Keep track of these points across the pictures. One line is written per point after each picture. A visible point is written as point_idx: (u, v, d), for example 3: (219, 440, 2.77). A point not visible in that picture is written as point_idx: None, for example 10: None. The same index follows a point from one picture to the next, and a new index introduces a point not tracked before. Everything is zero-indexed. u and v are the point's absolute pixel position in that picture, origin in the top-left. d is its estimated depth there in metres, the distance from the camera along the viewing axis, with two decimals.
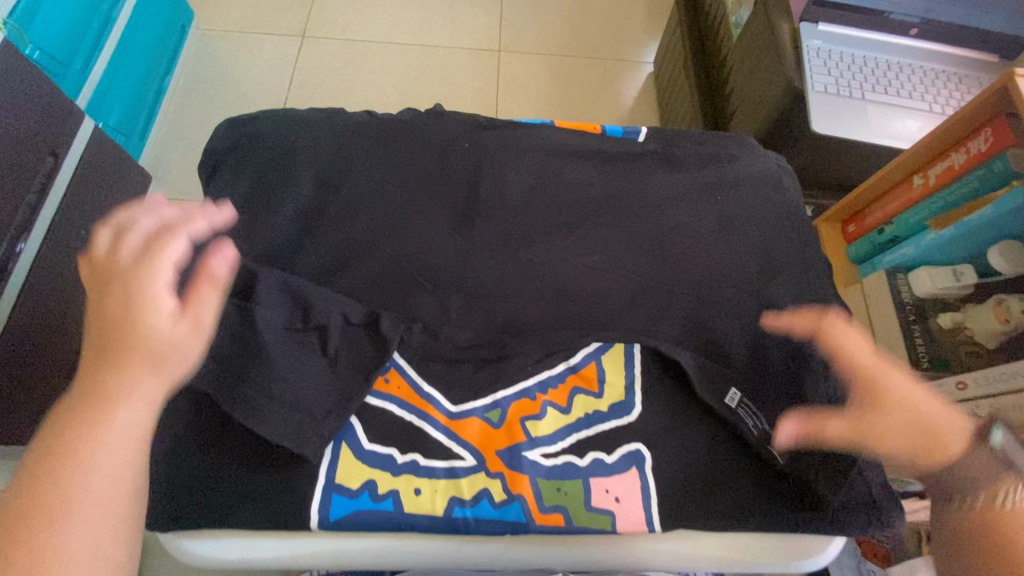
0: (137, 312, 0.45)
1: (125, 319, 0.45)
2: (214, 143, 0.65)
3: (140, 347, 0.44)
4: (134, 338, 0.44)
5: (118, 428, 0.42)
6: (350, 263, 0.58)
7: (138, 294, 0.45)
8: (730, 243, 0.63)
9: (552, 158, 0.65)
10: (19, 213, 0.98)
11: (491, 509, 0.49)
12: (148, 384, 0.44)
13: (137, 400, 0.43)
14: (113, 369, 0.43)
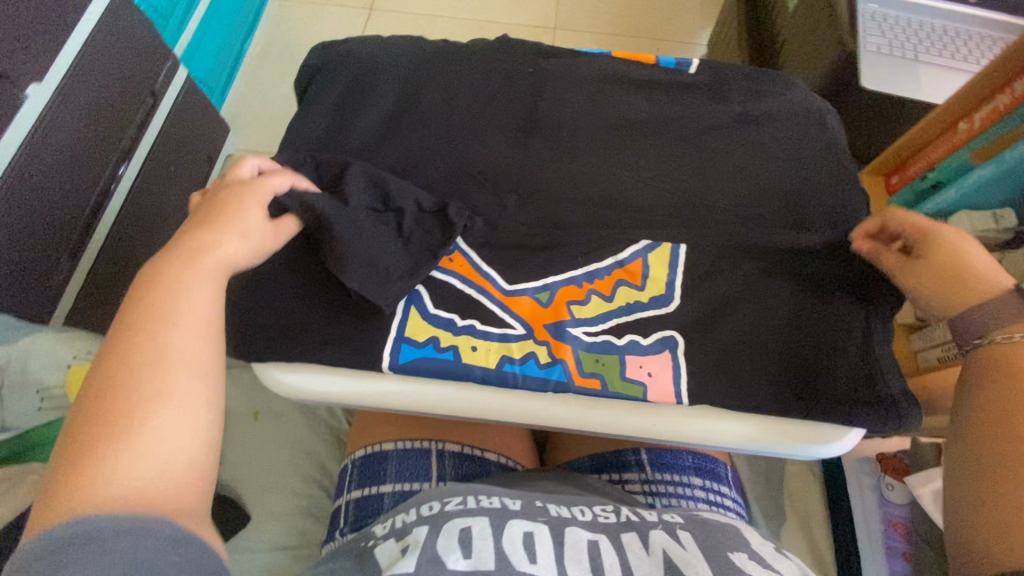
0: (234, 203, 0.52)
1: (231, 209, 0.51)
2: (307, 61, 0.74)
3: (238, 225, 0.51)
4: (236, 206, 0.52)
5: (205, 276, 0.46)
6: (422, 162, 0.65)
7: (233, 188, 0.53)
8: (773, 167, 0.67)
9: (607, 86, 0.71)
10: (122, 141, 1.11)
11: (537, 368, 0.55)
12: (232, 240, 0.49)
13: (225, 254, 0.48)
14: (225, 220, 0.50)
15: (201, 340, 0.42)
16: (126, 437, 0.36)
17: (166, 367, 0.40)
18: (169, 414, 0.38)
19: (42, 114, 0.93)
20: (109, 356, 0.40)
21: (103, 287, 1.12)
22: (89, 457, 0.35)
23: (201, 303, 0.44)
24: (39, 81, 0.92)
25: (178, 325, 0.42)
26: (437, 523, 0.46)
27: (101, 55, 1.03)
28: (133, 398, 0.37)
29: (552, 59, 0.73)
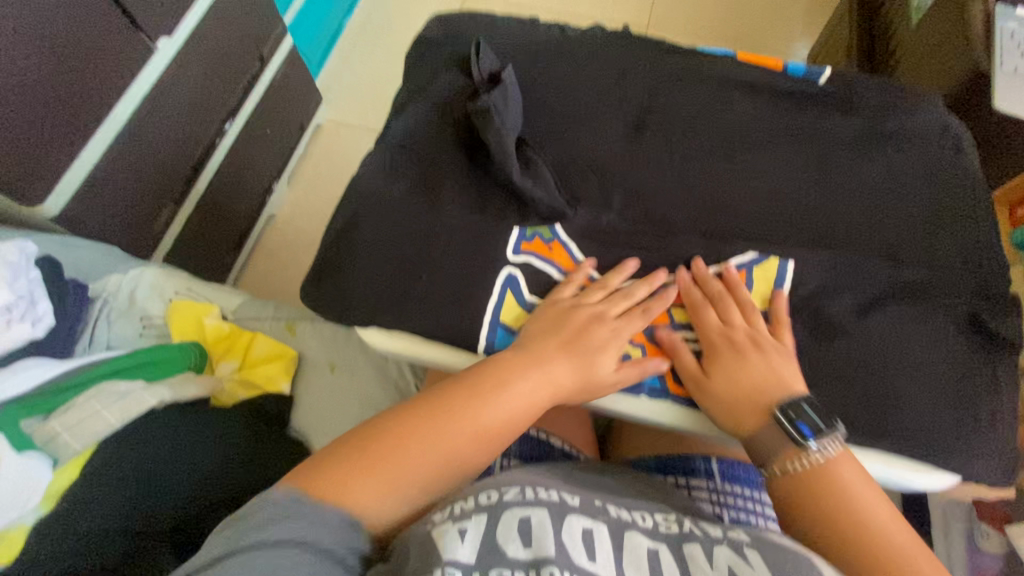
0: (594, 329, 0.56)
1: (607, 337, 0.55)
2: (425, 33, 0.75)
3: (605, 346, 0.55)
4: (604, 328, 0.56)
5: (527, 384, 0.52)
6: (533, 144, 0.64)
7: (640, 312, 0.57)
8: (900, 190, 0.62)
9: (726, 88, 0.68)
10: (230, 100, 1.17)
11: (631, 370, 0.55)
12: (539, 370, 0.53)
13: (524, 382, 0.52)
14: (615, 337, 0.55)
15: (480, 444, 0.49)
16: (376, 472, 0.45)
17: (422, 449, 0.47)
18: (401, 492, 0.46)
19: (166, 67, 1.00)
20: (449, 403, 0.50)
21: (197, 234, 1.18)
22: (350, 474, 0.45)
23: (486, 420, 0.50)
24: (170, 34, 0.99)
25: (481, 420, 0.50)
26: (496, 511, 0.44)
27: (225, 17, 1.10)
28: (410, 449, 0.47)
29: (670, 56, 0.71)
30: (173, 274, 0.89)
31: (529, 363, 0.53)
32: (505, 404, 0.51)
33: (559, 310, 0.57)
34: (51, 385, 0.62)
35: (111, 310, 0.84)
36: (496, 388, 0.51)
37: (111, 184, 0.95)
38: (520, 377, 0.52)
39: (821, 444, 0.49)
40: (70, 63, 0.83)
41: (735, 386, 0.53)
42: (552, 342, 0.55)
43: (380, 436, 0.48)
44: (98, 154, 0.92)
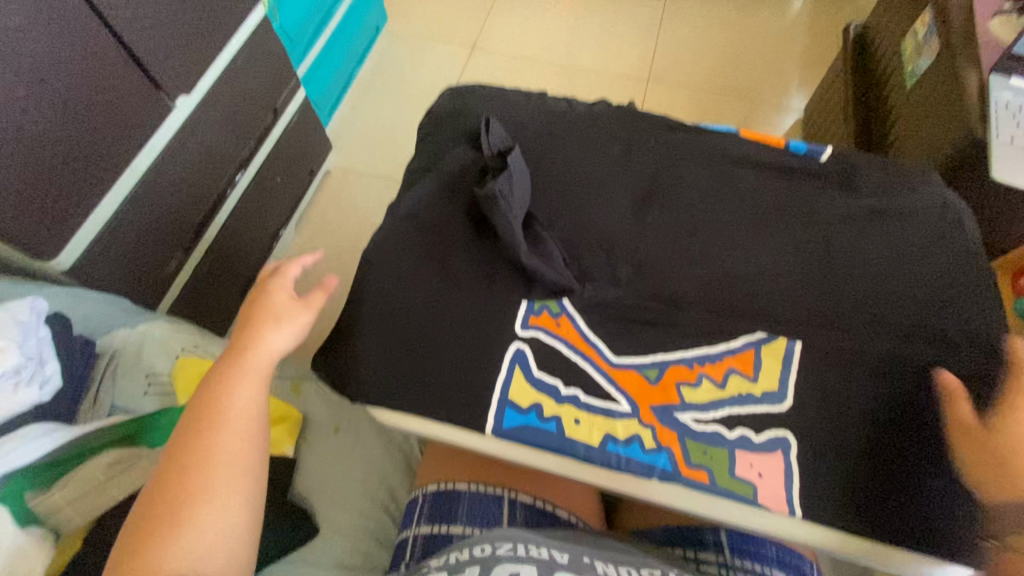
0: (274, 298, 0.57)
1: (271, 316, 0.56)
2: (437, 106, 0.78)
3: (268, 321, 0.55)
4: (272, 305, 0.56)
5: (255, 369, 0.51)
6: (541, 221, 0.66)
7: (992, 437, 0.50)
8: (902, 267, 0.64)
9: (729, 164, 0.70)
10: (243, 152, 1.20)
11: (641, 453, 0.54)
12: (277, 340, 0.54)
13: (268, 353, 0.53)
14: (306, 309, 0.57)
15: (243, 436, 0.47)
16: (187, 509, 0.42)
17: (211, 468, 0.44)
18: (210, 515, 0.43)
19: (182, 123, 1.03)
20: (180, 445, 0.46)
21: (205, 283, 1.19)
22: (150, 546, 0.40)
23: (246, 404, 0.49)
24: (187, 92, 1.02)
25: (228, 420, 0.48)
26: (489, 564, 0.48)
27: (241, 76, 1.14)
28: (185, 488, 0.43)
29: (674, 132, 0.73)
30: (182, 330, 0.91)
31: (237, 358, 0.52)
32: (242, 394, 0.49)
33: (242, 315, 0.57)
34: (50, 457, 0.60)
35: (119, 367, 0.83)
36: (223, 385, 0.50)
37: (123, 238, 0.97)
38: (250, 362, 0.52)
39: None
40: (91, 122, 0.86)
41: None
42: (253, 328, 0.54)
43: (158, 492, 0.43)
44: (112, 208, 0.94)
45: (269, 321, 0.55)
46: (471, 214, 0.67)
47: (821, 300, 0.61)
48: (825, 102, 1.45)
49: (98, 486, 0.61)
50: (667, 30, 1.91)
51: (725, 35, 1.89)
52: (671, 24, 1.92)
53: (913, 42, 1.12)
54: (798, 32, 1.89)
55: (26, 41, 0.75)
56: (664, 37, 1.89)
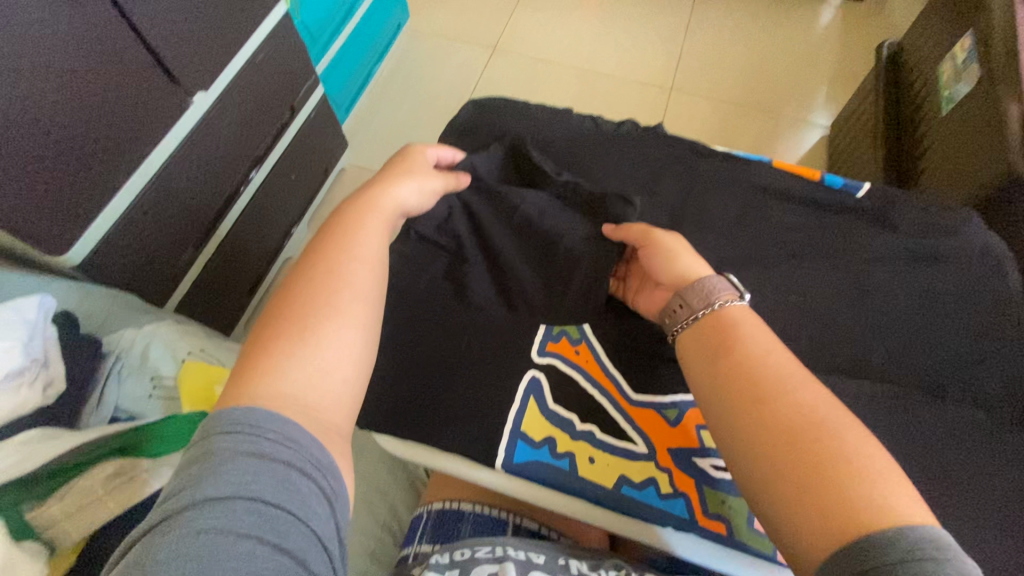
0: (412, 160, 0.63)
1: (405, 164, 0.62)
2: (459, 117, 0.75)
3: (398, 171, 0.61)
4: (403, 160, 0.63)
5: (382, 213, 0.56)
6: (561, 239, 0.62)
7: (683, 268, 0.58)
8: (937, 314, 0.61)
9: (758, 194, 0.68)
10: (259, 149, 1.18)
11: (657, 498, 0.52)
12: (402, 187, 0.59)
13: (394, 195, 0.58)
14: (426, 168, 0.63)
15: (370, 271, 0.51)
16: (308, 322, 0.46)
17: (341, 295, 0.48)
18: (337, 330, 0.46)
19: (200, 119, 1.02)
20: (315, 262, 0.51)
21: (215, 280, 1.18)
22: (269, 362, 0.43)
23: (371, 242, 0.53)
24: (205, 89, 1.01)
25: (356, 259, 0.51)
26: (468, 568, 0.52)
27: (261, 73, 1.13)
28: (313, 303, 0.47)
29: (703, 158, 0.71)
30: (190, 333, 0.89)
31: (359, 199, 0.57)
32: (367, 239, 0.53)
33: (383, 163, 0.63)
34: (41, 470, 0.58)
35: (123, 367, 0.82)
36: (353, 222, 0.54)
37: (135, 234, 0.96)
38: (377, 205, 0.56)
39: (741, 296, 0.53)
40: (107, 117, 0.85)
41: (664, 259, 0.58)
42: (385, 177, 0.60)
43: (294, 296, 0.48)
44: (126, 204, 0.93)
45: (404, 168, 0.61)
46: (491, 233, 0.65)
47: (850, 345, 0.59)
48: (854, 123, 1.40)
49: (94, 501, 0.60)
50: (693, 39, 1.87)
51: (752, 47, 1.85)
52: (697, 33, 1.88)
53: (951, 67, 1.09)
54: (828, 47, 1.85)
55: (45, 35, 0.74)
56: (689, 46, 1.85)
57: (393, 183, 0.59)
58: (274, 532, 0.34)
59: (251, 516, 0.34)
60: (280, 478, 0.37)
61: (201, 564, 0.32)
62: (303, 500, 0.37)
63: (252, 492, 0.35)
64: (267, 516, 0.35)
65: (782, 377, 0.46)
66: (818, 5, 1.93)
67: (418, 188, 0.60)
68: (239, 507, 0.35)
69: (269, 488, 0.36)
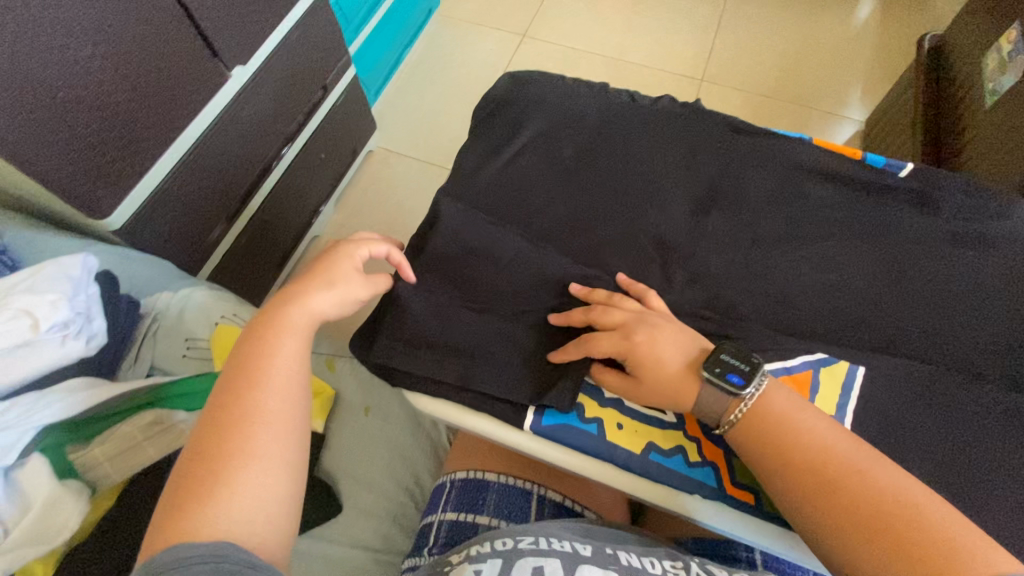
0: (331, 261, 0.56)
1: (325, 269, 0.55)
2: (494, 91, 0.76)
3: (316, 275, 0.55)
4: (321, 261, 0.56)
5: (296, 329, 0.51)
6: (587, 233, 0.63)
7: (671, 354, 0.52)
8: (980, 297, 0.59)
9: (796, 172, 0.67)
10: (291, 126, 1.20)
11: (685, 466, 0.52)
12: (322, 294, 0.53)
13: (313, 308, 0.52)
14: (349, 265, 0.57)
15: (289, 397, 0.47)
16: (218, 470, 0.41)
17: (258, 432, 0.43)
18: (250, 475, 0.41)
19: (236, 92, 1.04)
20: (226, 393, 0.45)
21: (246, 253, 1.21)
22: (187, 521, 0.38)
23: (287, 367, 0.48)
24: (243, 63, 1.02)
25: (271, 387, 0.46)
26: (511, 558, 0.48)
27: (296, 50, 1.14)
28: (224, 446, 0.42)
29: (739, 136, 0.70)
30: (224, 297, 0.92)
31: (272, 313, 0.51)
32: (281, 364, 0.48)
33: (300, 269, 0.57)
34: (77, 418, 0.60)
35: (159, 329, 0.85)
36: (271, 338, 0.49)
37: (172, 203, 0.97)
38: (292, 320, 0.51)
39: (752, 383, 0.49)
40: (150, 86, 0.87)
41: (664, 374, 0.51)
42: (303, 283, 0.54)
43: (205, 438, 0.43)
44: (164, 174, 0.94)
45: (320, 272, 0.55)
46: (523, 204, 0.65)
47: (887, 326, 0.58)
48: (892, 115, 1.37)
49: (134, 446, 0.62)
50: (726, 30, 1.84)
51: (787, 39, 1.81)
52: (731, 24, 1.85)
53: (997, 57, 1.05)
54: (865, 40, 1.80)
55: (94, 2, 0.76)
56: (721, 37, 1.82)
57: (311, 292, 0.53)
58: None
59: None
60: None
61: None
62: None
63: None
64: None
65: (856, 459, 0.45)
66: None
67: (338, 296, 0.54)
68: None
69: None
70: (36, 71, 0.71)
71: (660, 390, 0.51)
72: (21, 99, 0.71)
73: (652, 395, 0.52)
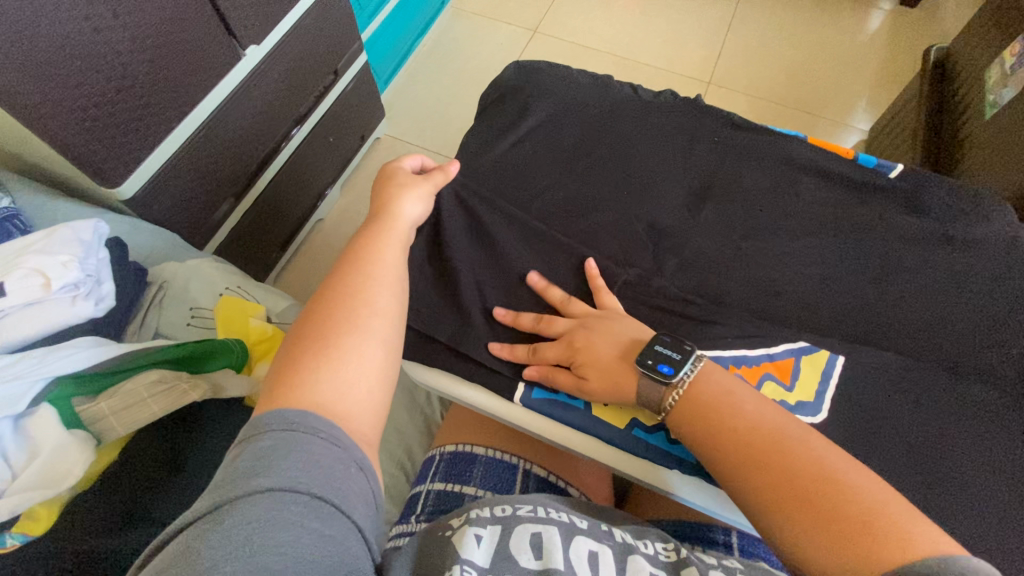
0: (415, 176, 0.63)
1: (407, 179, 0.62)
2: (501, 78, 0.78)
3: (405, 185, 0.61)
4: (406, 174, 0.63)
5: (395, 236, 0.57)
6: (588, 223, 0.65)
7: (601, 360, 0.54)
8: (959, 297, 0.61)
9: (790, 169, 0.69)
10: (302, 108, 1.22)
11: (665, 443, 0.55)
12: (411, 206, 0.60)
13: (407, 218, 0.59)
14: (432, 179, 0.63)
15: (392, 293, 0.52)
16: (336, 342, 0.45)
17: (369, 315, 0.48)
18: (363, 349, 0.46)
19: (250, 72, 1.05)
20: (341, 279, 0.51)
21: (252, 230, 1.23)
22: (305, 372, 0.43)
23: (391, 265, 0.54)
24: (258, 43, 1.04)
25: (380, 282, 0.51)
26: (510, 525, 0.49)
27: (311, 34, 1.16)
28: (342, 321, 0.47)
29: (738, 132, 0.72)
30: (229, 269, 0.94)
31: (376, 221, 0.57)
32: (388, 265, 0.54)
33: (385, 179, 0.63)
34: (89, 371, 0.63)
35: (164, 296, 0.87)
36: (374, 241, 0.55)
37: (182, 176, 0.99)
38: (392, 228, 0.57)
39: (682, 371, 0.51)
40: (170, 62, 0.88)
41: (604, 371, 0.53)
42: (398, 194, 0.60)
43: (323, 313, 0.48)
44: (175, 147, 0.96)
45: (405, 182, 0.62)
46: (523, 187, 0.67)
47: (869, 320, 0.60)
48: (896, 126, 1.38)
49: (139, 402, 0.64)
50: (735, 35, 1.85)
51: (795, 47, 1.83)
52: (741, 29, 1.86)
53: (999, 70, 1.07)
54: (873, 51, 1.81)
55: None
56: (730, 41, 1.84)
57: (404, 203, 0.59)
58: (321, 520, 0.35)
59: (299, 506, 0.35)
60: (330, 470, 0.37)
61: (248, 548, 0.32)
62: (344, 496, 0.37)
63: (303, 486, 0.36)
64: (317, 507, 0.35)
65: (790, 439, 0.46)
66: (867, 8, 1.90)
67: (418, 204, 0.61)
68: (289, 500, 0.35)
69: (317, 486, 0.36)
70: (59, 38, 0.72)
71: (602, 386, 0.53)
72: (45, 66, 0.73)
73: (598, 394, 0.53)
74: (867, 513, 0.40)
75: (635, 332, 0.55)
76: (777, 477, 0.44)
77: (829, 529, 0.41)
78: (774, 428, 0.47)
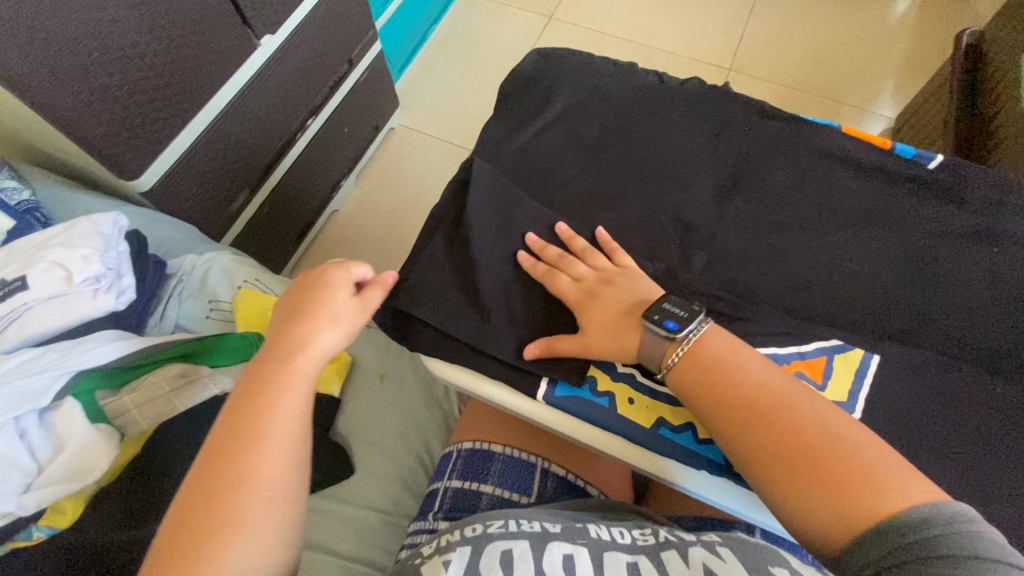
0: (329, 294, 0.54)
1: (318, 304, 0.54)
2: (521, 67, 0.76)
3: (315, 310, 0.53)
4: (319, 293, 0.54)
5: (295, 378, 0.50)
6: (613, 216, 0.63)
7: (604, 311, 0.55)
8: (1000, 293, 0.59)
9: (822, 160, 0.66)
10: (316, 99, 1.21)
11: (693, 442, 0.54)
12: (320, 338, 0.52)
13: (315, 356, 0.51)
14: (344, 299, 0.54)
15: (283, 459, 0.46)
16: (213, 537, 0.42)
17: (253, 495, 0.44)
18: (240, 544, 0.42)
19: (264, 62, 1.04)
20: (225, 445, 0.46)
21: (267, 222, 1.23)
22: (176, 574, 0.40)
23: (287, 421, 0.48)
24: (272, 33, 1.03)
25: (268, 447, 0.46)
26: (480, 544, 0.46)
27: (325, 23, 1.15)
28: (221, 507, 0.43)
29: (767, 122, 0.69)
30: (247, 262, 0.94)
31: (273, 363, 0.50)
32: (285, 418, 0.48)
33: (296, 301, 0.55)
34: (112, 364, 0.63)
35: (183, 288, 0.87)
36: (268, 389, 0.49)
37: (198, 169, 0.99)
38: (293, 369, 0.50)
39: (686, 328, 0.51)
40: (184, 54, 0.87)
41: (606, 323, 0.54)
42: (301, 323, 0.52)
43: (199, 497, 0.44)
44: (191, 139, 0.95)
45: (314, 306, 0.54)
46: (545, 180, 0.66)
47: (905, 317, 0.58)
48: (925, 113, 1.33)
49: (160, 397, 0.64)
50: (757, 20, 1.80)
51: (819, 31, 1.77)
52: (763, 14, 1.81)
53: None
54: (901, 35, 1.75)
55: None
56: (753, 25, 1.78)
57: (307, 338, 0.52)
58: None
59: None
60: None
61: None
62: None
63: None
64: None
65: (786, 396, 0.47)
66: None
67: (327, 331, 0.53)
68: None
69: None
70: (72, 31, 0.72)
71: (603, 337, 0.54)
72: (59, 59, 0.72)
73: (598, 344, 0.54)
74: (861, 465, 0.42)
75: (645, 292, 0.56)
76: (774, 431, 0.45)
77: (835, 488, 0.42)
78: (764, 385, 0.48)
